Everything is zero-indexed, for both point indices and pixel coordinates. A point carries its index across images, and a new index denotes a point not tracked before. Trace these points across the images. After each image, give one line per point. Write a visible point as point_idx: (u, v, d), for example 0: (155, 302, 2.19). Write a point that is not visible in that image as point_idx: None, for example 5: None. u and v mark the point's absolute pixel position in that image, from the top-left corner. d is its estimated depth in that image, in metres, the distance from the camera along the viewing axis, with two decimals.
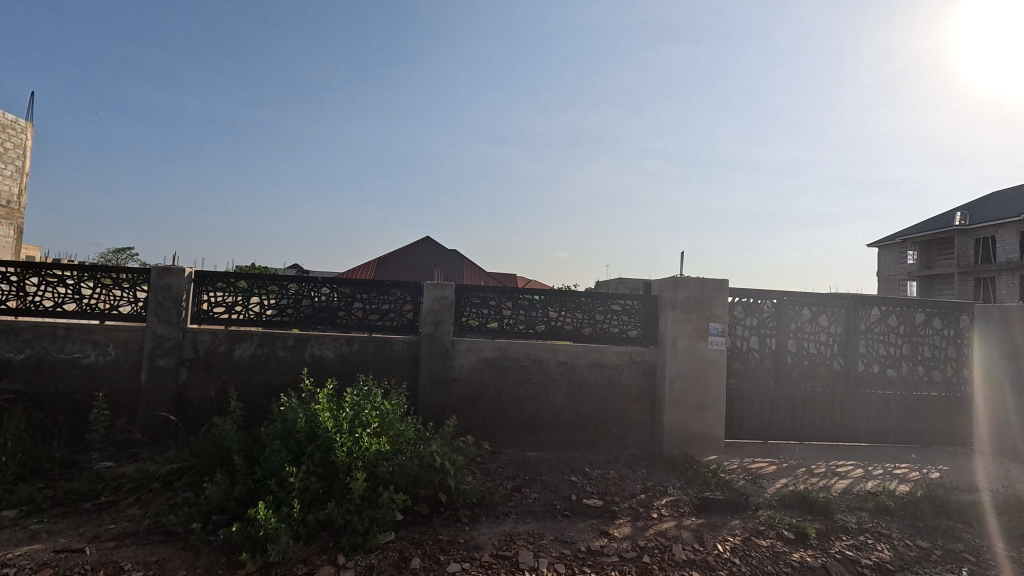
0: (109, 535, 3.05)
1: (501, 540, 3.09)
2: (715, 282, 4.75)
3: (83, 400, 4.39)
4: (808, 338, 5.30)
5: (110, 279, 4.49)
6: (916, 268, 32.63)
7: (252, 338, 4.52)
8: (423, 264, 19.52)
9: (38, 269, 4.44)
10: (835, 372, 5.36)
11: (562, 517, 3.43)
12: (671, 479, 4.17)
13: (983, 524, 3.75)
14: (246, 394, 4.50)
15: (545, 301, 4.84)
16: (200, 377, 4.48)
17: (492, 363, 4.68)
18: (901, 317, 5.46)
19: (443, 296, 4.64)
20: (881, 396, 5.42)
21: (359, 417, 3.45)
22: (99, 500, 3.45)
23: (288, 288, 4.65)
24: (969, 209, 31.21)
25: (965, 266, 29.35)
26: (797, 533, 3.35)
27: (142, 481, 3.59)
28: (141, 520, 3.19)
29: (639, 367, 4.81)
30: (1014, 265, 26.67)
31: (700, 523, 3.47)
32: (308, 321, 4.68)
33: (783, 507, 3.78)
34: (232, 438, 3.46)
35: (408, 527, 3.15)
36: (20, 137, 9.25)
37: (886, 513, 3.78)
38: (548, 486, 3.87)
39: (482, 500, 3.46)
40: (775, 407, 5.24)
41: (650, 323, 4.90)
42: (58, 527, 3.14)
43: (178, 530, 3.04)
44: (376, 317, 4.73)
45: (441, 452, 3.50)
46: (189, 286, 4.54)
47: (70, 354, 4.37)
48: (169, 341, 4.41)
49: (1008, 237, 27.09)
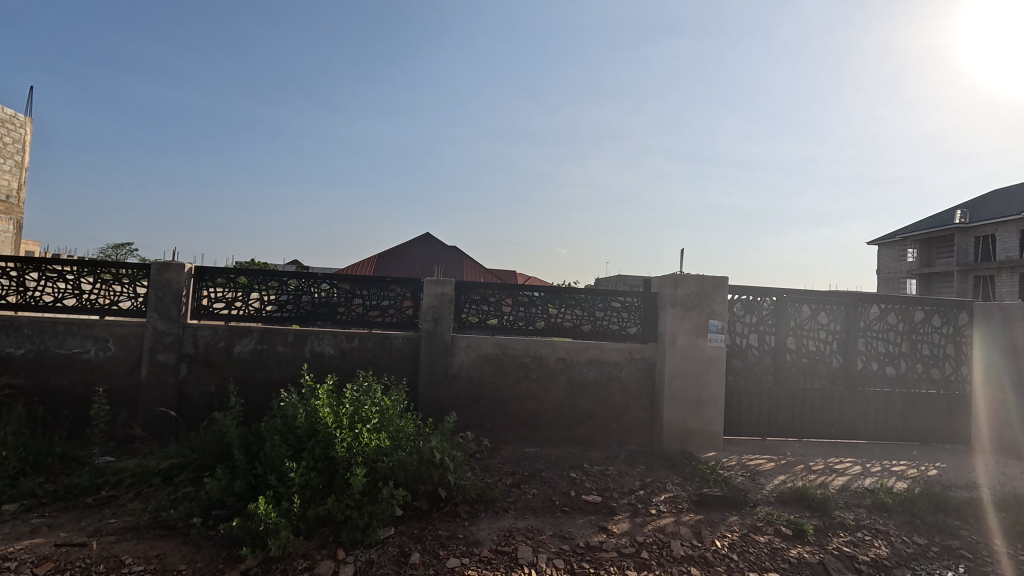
0: (110, 529, 3.06)
1: (501, 535, 3.10)
2: (715, 279, 4.75)
3: (83, 395, 4.40)
4: (807, 335, 5.30)
5: (109, 275, 4.49)
6: (916, 267, 32.63)
7: (252, 334, 4.52)
8: (423, 261, 19.49)
9: (38, 264, 4.44)
10: (834, 370, 5.37)
11: (561, 513, 3.44)
12: (670, 476, 4.19)
13: (981, 521, 3.76)
14: (246, 389, 4.51)
15: (545, 298, 4.85)
16: (200, 372, 4.49)
17: (491, 359, 4.68)
18: (900, 314, 5.47)
19: (442, 292, 4.64)
20: (880, 394, 5.43)
21: (359, 412, 3.46)
22: (100, 495, 3.46)
23: (288, 284, 4.66)
24: (969, 207, 31.21)
25: (965, 264, 29.36)
26: (795, 529, 3.36)
27: (143, 476, 3.59)
28: (141, 515, 3.20)
29: (638, 364, 4.82)
30: (1014, 263, 26.66)
31: (698, 519, 3.48)
32: (308, 317, 4.68)
33: (781, 504, 3.79)
34: (232, 434, 3.47)
35: (407, 523, 3.16)
36: (20, 132, 9.23)
37: (883, 510, 3.80)
38: (548, 482, 3.88)
39: (481, 496, 3.48)
40: (774, 404, 5.26)
41: (649, 320, 4.91)
42: (58, 522, 3.14)
43: (178, 524, 3.06)
44: (377, 314, 4.73)
45: (441, 448, 3.52)
46: (189, 281, 4.54)
47: (70, 350, 4.38)
48: (169, 336, 4.41)
49: (1008, 235, 27.10)
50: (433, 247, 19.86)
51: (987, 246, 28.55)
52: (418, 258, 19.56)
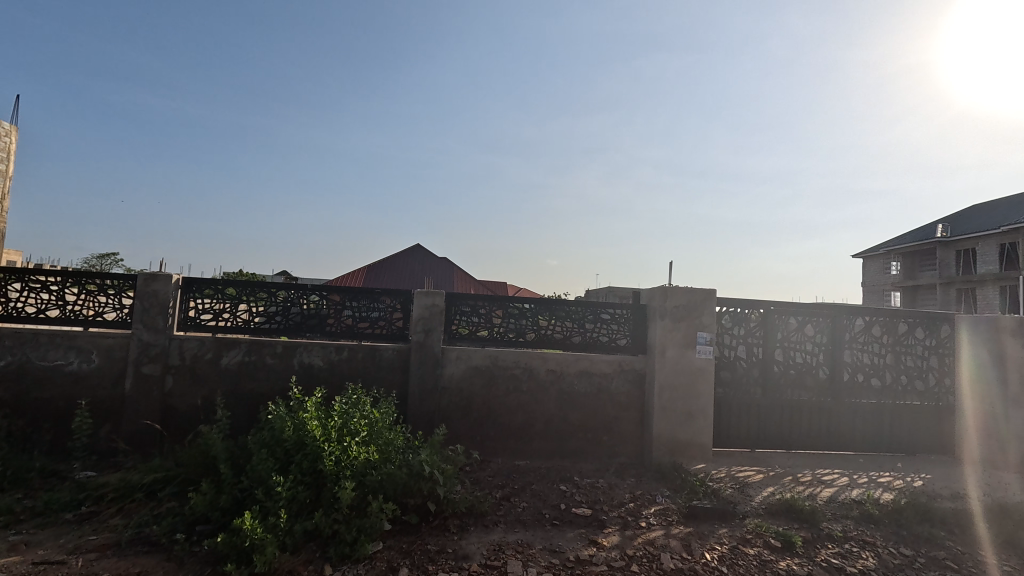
0: (91, 546, 2.99)
1: (490, 549, 3.08)
2: (703, 291, 4.80)
3: (65, 408, 4.31)
4: (794, 347, 5.37)
5: (95, 285, 4.44)
6: (900, 279, 33.14)
7: (240, 346, 4.48)
8: (413, 272, 19.44)
9: (21, 274, 4.38)
10: (820, 381, 5.42)
11: (550, 526, 3.43)
12: (659, 488, 4.19)
13: (966, 532, 3.80)
14: (233, 402, 4.45)
15: (535, 310, 4.86)
16: (186, 385, 4.43)
17: (482, 371, 4.68)
18: (884, 326, 5.55)
19: (433, 304, 4.63)
20: (866, 405, 5.49)
21: (347, 425, 3.44)
22: (80, 511, 3.39)
23: (276, 295, 4.63)
24: (950, 221, 31.85)
25: (947, 277, 29.88)
26: (784, 541, 3.38)
27: (126, 491, 3.53)
28: (123, 531, 3.13)
29: (628, 375, 4.84)
30: (994, 276, 27.18)
31: (688, 531, 3.49)
32: (297, 328, 4.65)
33: (770, 515, 3.81)
34: (219, 447, 3.43)
35: (396, 537, 3.13)
36: (3, 140, 9.13)
37: (870, 521, 3.83)
38: (538, 495, 3.86)
39: (471, 510, 3.45)
40: (762, 416, 5.30)
41: (639, 332, 4.94)
42: (37, 539, 3.07)
43: (162, 540, 3.01)
44: (366, 325, 4.70)
45: (430, 461, 3.50)
46: (176, 292, 4.50)
47: (53, 361, 4.31)
48: (155, 348, 4.36)
49: (988, 249, 27.66)
50: (423, 258, 19.82)
51: (968, 259, 29.07)
52: (408, 269, 19.50)
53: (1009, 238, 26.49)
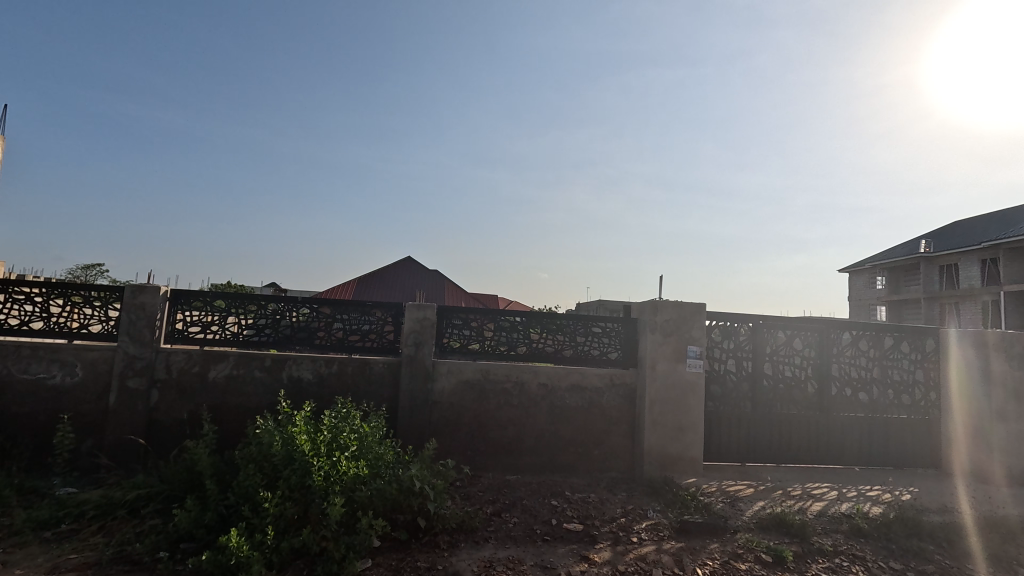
0: (69, 565, 2.91)
1: (480, 566, 3.04)
2: (693, 306, 4.86)
3: (46, 422, 4.23)
4: (783, 361, 5.41)
5: (80, 297, 4.36)
6: (886, 294, 33.61)
7: (228, 359, 4.42)
8: (404, 286, 19.37)
9: (5, 286, 4.31)
10: (809, 395, 5.46)
11: (541, 542, 3.40)
12: (651, 503, 4.17)
13: (955, 545, 3.82)
14: (220, 416, 4.39)
15: (526, 323, 4.87)
16: (172, 399, 4.36)
17: (472, 385, 4.66)
18: (871, 340, 5.62)
19: (424, 317, 4.62)
20: (855, 419, 5.54)
21: (337, 440, 3.41)
22: (59, 529, 3.29)
23: (266, 308, 4.59)
24: (935, 237, 32.39)
25: (930, 292, 30.34)
26: (775, 556, 3.38)
27: (107, 508, 3.46)
28: (104, 550, 3.06)
29: (619, 390, 4.85)
30: (977, 290, 27.60)
31: (679, 547, 3.47)
32: (286, 341, 4.60)
33: (761, 530, 3.81)
34: (204, 462, 3.38)
35: (385, 554, 3.08)
36: None
37: (859, 535, 3.84)
38: (528, 510, 3.84)
39: (461, 525, 3.42)
40: (753, 429, 5.32)
41: (629, 346, 4.96)
42: (13, 557, 2.97)
43: (144, 559, 2.95)
44: (357, 338, 4.67)
45: (420, 477, 3.46)
46: (164, 304, 4.44)
47: (36, 375, 4.23)
48: (140, 361, 4.29)
49: (970, 263, 28.13)
50: (415, 272, 19.84)
51: (952, 275, 29.55)
52: (400, 283, 19.47)
53: (990, 253, 26.98)
